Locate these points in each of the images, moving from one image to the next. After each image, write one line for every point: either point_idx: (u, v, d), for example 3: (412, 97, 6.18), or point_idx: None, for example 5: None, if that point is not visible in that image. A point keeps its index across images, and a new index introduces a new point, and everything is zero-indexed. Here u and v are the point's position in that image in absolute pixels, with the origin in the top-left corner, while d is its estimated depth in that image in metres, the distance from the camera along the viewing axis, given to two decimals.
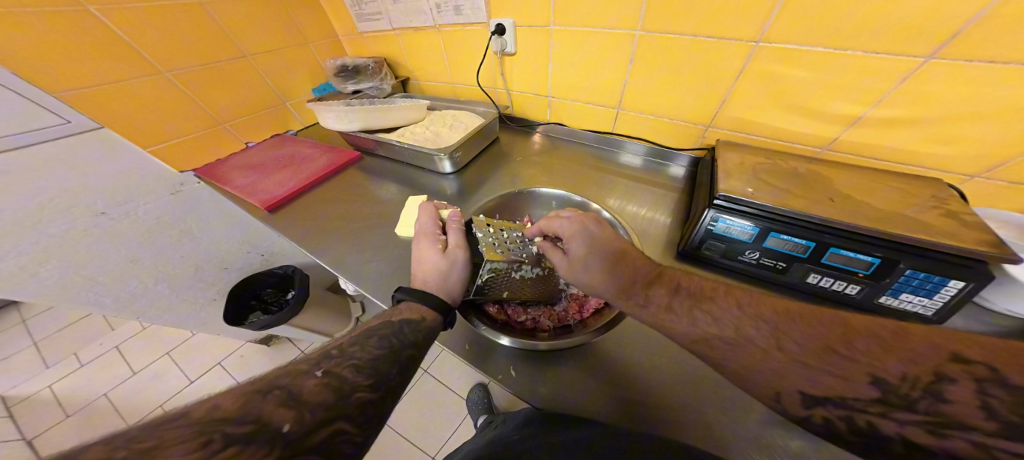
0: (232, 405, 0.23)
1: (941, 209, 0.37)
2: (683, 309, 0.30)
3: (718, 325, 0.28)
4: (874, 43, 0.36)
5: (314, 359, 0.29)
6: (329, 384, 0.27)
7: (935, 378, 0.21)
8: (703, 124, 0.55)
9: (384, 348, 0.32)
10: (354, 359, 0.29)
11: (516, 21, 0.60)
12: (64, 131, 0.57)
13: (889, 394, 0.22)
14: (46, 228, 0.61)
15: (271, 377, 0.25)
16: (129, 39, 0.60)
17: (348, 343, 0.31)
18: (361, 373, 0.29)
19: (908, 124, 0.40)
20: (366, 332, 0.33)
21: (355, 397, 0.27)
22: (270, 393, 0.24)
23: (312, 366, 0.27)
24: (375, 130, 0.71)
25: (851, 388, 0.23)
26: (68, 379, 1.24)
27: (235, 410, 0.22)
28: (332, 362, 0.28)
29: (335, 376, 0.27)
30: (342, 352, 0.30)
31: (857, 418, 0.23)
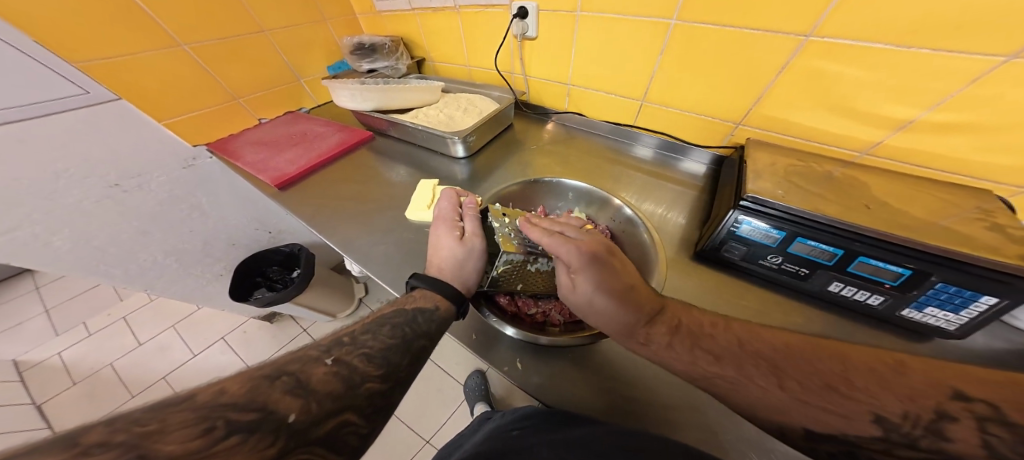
0: (238, 391, 0.22)
1: (986, 222, 0.35)
2: (683, 346, 0.29)
3: (718, 363, 0.28)
4: (935, 41, 0.34)
5: (324, 346, 0.28)
6: (338, 373, 0.26)
7: (934, 416, 0.21)
8: (733, 121, 0.53)
9: (396, 338, 0.32)
10: (365, 348, 0.29)
11: (539, 5, 0.58)
12: (82, 102, 0.56)
13: (890, 433, 0.22)
14: (58, 197, 0.61)
15: (281, 362, 0.25)
16: (150, 12, 0.59)
17: (360, 332, 0.31)
18: (371, 363, 0.28)
19: (958, 130, 0.37)
20: (379, 320, 0.33)
21: (364, 388, 0.26)
22: (279, 379, 0.23)
23: (321, 354, 0.27)
24: (388, 111, 0.69)
25: (852, 427, 0.23)
26: (77, 347, 1.26)
27: (241, 395, 0.21)
28: (342, 349, 0.28)
29: (345, 365, 0.27)
30: (354, 340, 0.29)
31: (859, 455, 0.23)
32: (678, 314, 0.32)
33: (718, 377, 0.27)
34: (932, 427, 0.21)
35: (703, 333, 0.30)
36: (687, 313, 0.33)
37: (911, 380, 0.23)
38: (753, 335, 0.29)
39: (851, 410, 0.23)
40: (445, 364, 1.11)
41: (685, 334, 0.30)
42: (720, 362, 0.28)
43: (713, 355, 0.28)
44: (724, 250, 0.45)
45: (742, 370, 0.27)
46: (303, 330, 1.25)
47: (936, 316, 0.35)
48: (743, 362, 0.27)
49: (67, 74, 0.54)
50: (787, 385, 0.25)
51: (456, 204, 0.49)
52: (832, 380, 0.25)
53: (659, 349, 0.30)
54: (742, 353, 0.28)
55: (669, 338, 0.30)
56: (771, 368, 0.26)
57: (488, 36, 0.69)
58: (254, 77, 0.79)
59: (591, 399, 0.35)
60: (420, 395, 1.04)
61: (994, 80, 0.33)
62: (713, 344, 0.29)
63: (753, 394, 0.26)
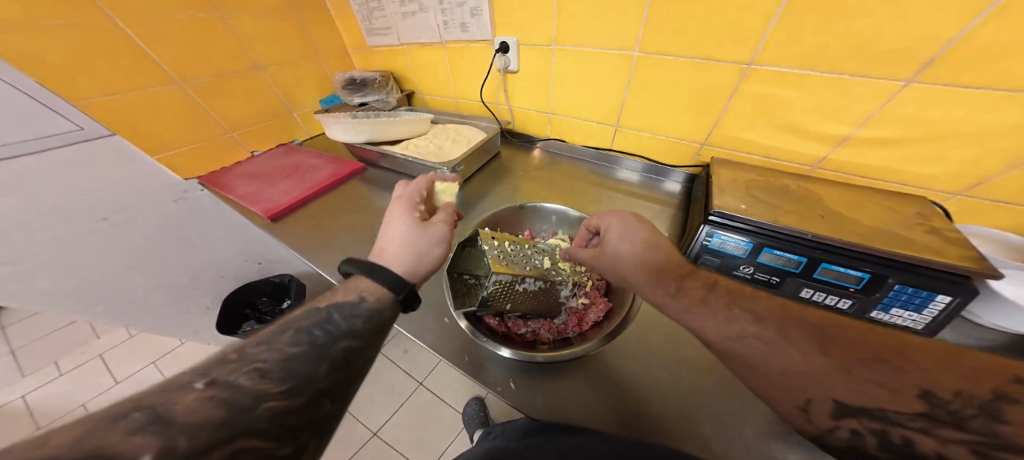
0: (57, 441, 0.17)
1: (925, 226, 0.38)
2: (721, 304, 0.30)
3: (757, 324, 0.28)
4: (857, 67, 0.39)
5: (200, 367, 0.24)
6: (217, 397, 0.22)
7: (993, 397, 0.20)
8: (699, 142, 0.57)
9: (301, 345, 0.28)
10: (257, 362, 0.26)
11: (520, 40, 0.63)
12: (76, 138, 0.58)
13: (936, 410, 0.21)
14: (43, 233, 0.60)
15: (135, 395, 0.21)
16: (150, 50, 0.63)
17: (251, 345, 0.27)
18: (267, 378, 0.25)
19: (891, 144, 0.42)
20: (281, 326, 0.30)
21: (265, 407, 0.23)
22: (123, 418, 0.19)
23: (195, 377, 0.23)
24: (379, 142, 0.72)
25: (894, 401, 0.22)
26: (46, 391, 1.19)
27: (57, 448, 0.17)
28: (223, 369, 0.24)
29: (228, 386, 0.23)
30: (241, 357, 0.26)
31: (893, 433, 0.22)
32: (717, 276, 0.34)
33: (756, 336, 0.27)
34: (989, 407, 0.20)
35: (743, 295, 0.31)
36: (741, 289, 0.32)
37: (969, 367, 0.22)
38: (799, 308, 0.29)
39: (898, 382, 0.23)
40: (441, 391, 1.08)
41: (724, 293, 0.31)
42: (760, 321, 0.28)
43: (753, 315, 0.28)
44: (700, 263, 0.46)
45: (783, 332, 0.27)
46: None
47: (902, 316, 0.38)
48: (784, 326, 0.27)
49: (64, 113, 0.56)
50: (832, 351, 0.25)
51: (421, 187, 0.47)
52: (879, 355, 0.24)
53: (694, 302, 0.31)
54: (786, 320, 0.28)
55: (705, 292, 0.32)
56: (815, 334, 0.26)
57: (473, 69, 0.74)
58: (247, 113, 0.82)
59: (588, 412, 0.36)
60: (415, 426, 1.00)
61: (913, 99, 0.38)
62: (754, 306, 0.29)
63: (788, 358, 0.26)
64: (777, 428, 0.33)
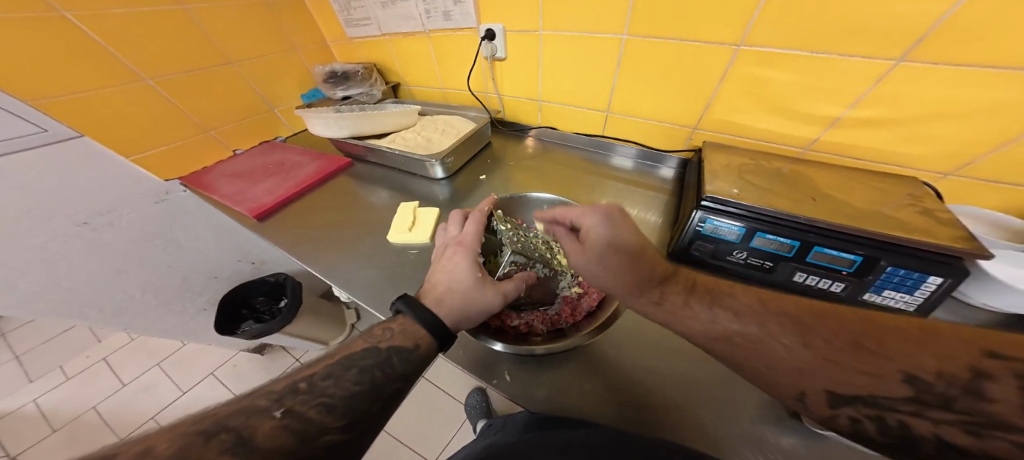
0: (165, 451, 0.22)
1: (917, 207, 0.38)
2: (698, 305, 0.29)
3: (738, 321, 0.27)
4: (847, 48, 0.37)
5: (276, 394, 0.28)
6: (288, 426, 0.26)
7: (972, 376, 0.19)
8: (691, 127, 0.56)
9: (363, 384, 0.31)
10: (324, 396, 0.29)
11: (505, 26, 0.61)
12: (40, 140, 0.55)
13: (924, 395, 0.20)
14: (20, 239, 0.59)
15: (223, 416, 0.25)
16: (109, 45, 0.60)
17: (321, 375, 0.30)
18: (331, 413, 0.28)
19: (885, 125, 0.41)
20: (347, 361, 0.32)
21: (322, 440, 0.26)
22: (216, 438, 0.24)
23: (272, 404, 0.27)
24: (365, 136, 0.70)
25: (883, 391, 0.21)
26: (52, 395, 1.20)
27: (169, 457, 0.22)
28: (296, 399, 0.28)
29: (297, 417, 0.27)
30: (312, 387, 0.29)
31: (888, 417, 0.21)
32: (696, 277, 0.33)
33: (738, 334, 0.26)
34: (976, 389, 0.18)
35: (716, 293, 0.30)
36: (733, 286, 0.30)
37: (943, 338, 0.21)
38: (775, 296, 0.28)
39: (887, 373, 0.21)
40: (444, 383, 1.10)
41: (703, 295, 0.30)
42: (738, 317, 0.27)
43: (731, 313, 0.28)
44: (693, 250, 0.46)
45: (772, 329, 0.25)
46: (295, 359, 1.22)
47: (895, 298, 0.38)
48: (765, 321, 0.26)
49: (24, 114, 0.53)
50: (812, 344, 0.24)
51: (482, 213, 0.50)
52: (860, 337, 0.23)
53: (674, 307, 0.30)
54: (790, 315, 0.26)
55: (683, 297, 0.31)
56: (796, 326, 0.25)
57: (459, 58, 0.72)
58: (223, 109, 0.79)
59: (591, 405, 0.36)
60: (419, 418, 1.02)
61: (899, 79, 0.37)
62: (731, 302, 0.29)
63: (767, 353, 0.25)
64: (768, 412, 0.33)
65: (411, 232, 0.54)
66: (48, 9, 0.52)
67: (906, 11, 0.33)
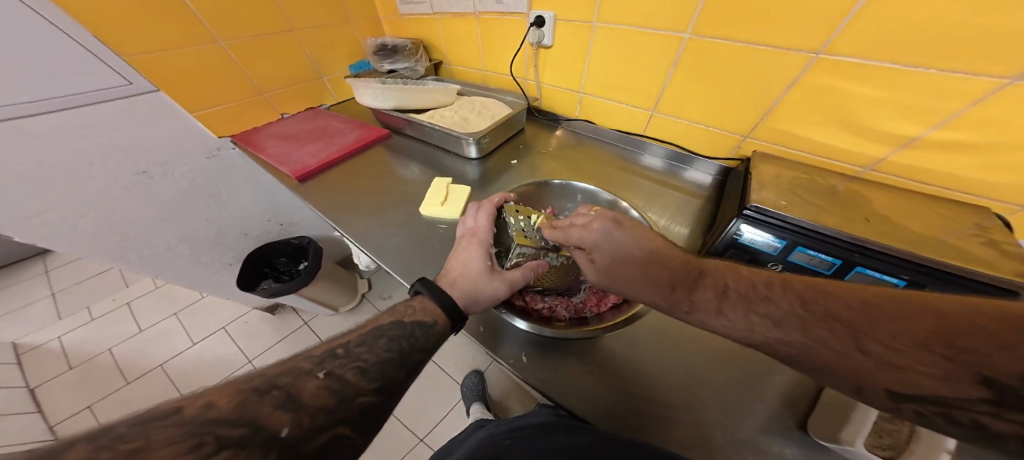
0: (226, 406, 0.22)
1: (981, 237, 0.36)
2: (736, 312, 0.28)
3: (778, 329, 0.25)
4: (951, 63, 0.35)
5: (317, 357, 0.28)
6: (330, 387, 0.27)
7: None
8: (742, 134, 0.54)
9: (392, 351, 0.31)
10: (359, 361, 0.29)
11: (557, 14, 0.60)
12: (124, 92, 0.60)
13: (1003, 397, 0.17)
14: (81, 185, 0.63)
15: (271, 376, 0.26)
16: (196, 8, 0.63)
17: (356, 343, 0.31)
18: (364, 377, 0.29)
19: (967, 147, 0.38)
20: (376, 331, 0.33)
21: (357, 402, 0.27)
22: (268, 394, 0.24)
23: (314, 367, 0.28)
24: (406, 110, 0.72)
25: (949, 389, 0.19)
26: (78, 332, 1.27)
27: (229, 411, 0.22)
28: (335, 363, 0.28)
29: (337, 379, 0.27)
30: (348, 353, 0.30)
31: (960, 416, 0.19)
32: (720, 276, 0.30)
33: (780, 342, 0.25)
34: None
35: (757, 295, 0.28)
36: (735, 272, 0.30)
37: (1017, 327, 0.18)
38: (823, 291, 0.25)
39: (950, 372, 0.19)
40: (444, 364, 1.11)
41: (735, 299, 0.28)
42: (778, 326, 0.25)
43: (771, 320, 0.26)
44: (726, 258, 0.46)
45: (811, 334, 0.24)
46: (305, 322, 1.25)
47: None
48: (808, 324, 0.24)
49: (117, 67, 0.57)
50: (867, 348, 0.22)
51: (489, 209, 0.49)
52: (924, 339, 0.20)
53: (708, 314, 0.29)
54: (816, 321, 0.24)
55: (716, 303, 0.29)
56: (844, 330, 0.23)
57: (506, 43, 0.72)
58: (283, 74, 0.82)
59: (604, 402, 0.36)
60: (418, 395, 1.04)
61: (996, 101, 0.34)
62: (770, 308, 0.26)
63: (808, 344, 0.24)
64: (777, 424, 0.33)
65: (443, 207, 0.55)
66: None
67: (1011, 31, 0.30)
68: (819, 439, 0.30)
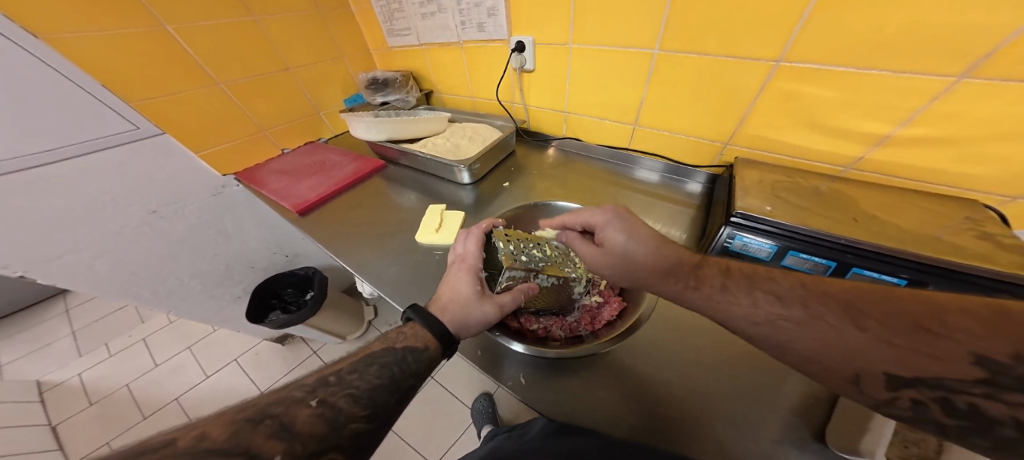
0: (220, 436, 0.23)
1: (975, 231, 0.36)
2: (739, 288, 0.29)
3: (783, 305, 0.26)
4: (905, 61, 0.36)
5: (309, 386, 0.29)
6: (323, 415, 0.28)
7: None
8: (721, 141, 0.55)
9: (383, 378, 0.32)
10: (351, 388, 0.30)
11: (536, 39, 0.63)
12: (132, 136, 0.64)
13: (998, 378, 0.17)
14: (96, 227, 0.67)
15: (265, 404, 0.26)
16: (195, 54, 0.68)
17: (348, 369, 0.32)
18: (357, 403, 0.29)
19: (938, 144, 0.39)
20: (368, 358, 0.33)
21: (349, 429, 0.28)
22: (261, 423, 0.25)
23: (307, 395, 0.29)
24: (400, 141, 0.75)
25: (947, 369, 0.19)
26: (96, 369, 1.30)
27: (224, 440, 0.23)
28: (328, 391, 0.29)
29: (329, 406, 0.28)
30: (340, 380, 0.31)
31: (956, 400, 0.19)
32: (730, 264, 0.32)
33: (784, 318, 0.25)
34: None
35: (761, 277, 0.29)
36: (747, 264, 0.32)
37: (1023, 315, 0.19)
38: (822, 280, 0.27)
39: (942, 352, 0.20)
40: (452, 386, 1.10)
41: (741, 280, 0.30)
42: (784, 303, 0.26)
43: (775, 296, 0.27)
44: None
45: (811, 309, 0.25)
46: (313, 352, 1.26)
47: None
48: (810, 304, 0.25)
49: (125, 113, 0.62)
50: (865, 327, 0.22)
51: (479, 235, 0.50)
52: (920, 321, 0.21)
53: (712, 292, 0.30)
54: (810, 296, 0.25)
55: (721, 279, 0.30)
56: (845, 313, 0.23)
57: (490, 69, 0.75)
58: (280, 110, 0.87)
59: (605, 420, 0.35)
60: (427, 420, 1.02)
61: (956, 95, 0.35)
62: (772, 285, 0.28)
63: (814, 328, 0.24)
64: (795, 435, 0.32)
65: (438, 234, 0.57)
66: (154, 23, 0.61)
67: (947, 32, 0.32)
68: (840, 450, 0.29)
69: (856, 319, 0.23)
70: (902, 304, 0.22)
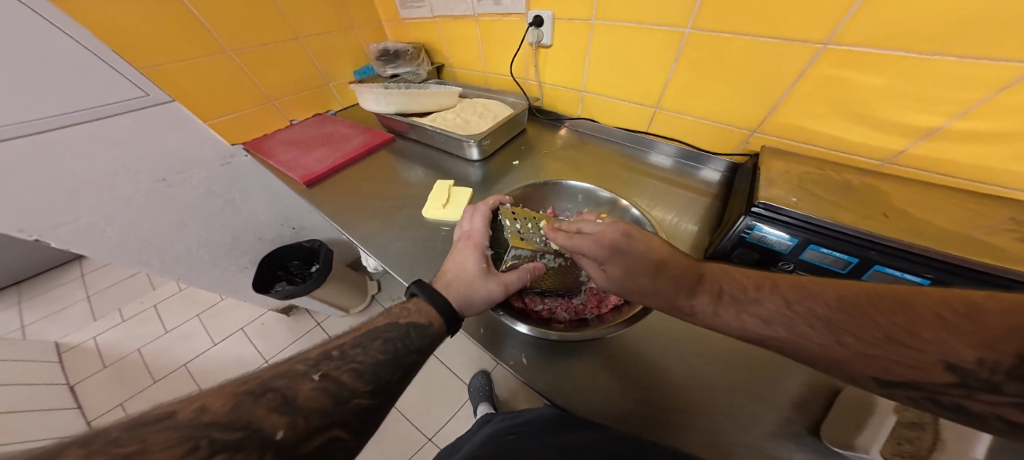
0: (220, 409, 0.23)
1: (1015, 232, 0.33)
2: (728, 312, 0.28)
3: (768, 326, 0.25)
4: (965, 47, 0.33)
5: (312, 360, 0.29)
6: (325, 389, 0.27)
7: (1017, 362, 0.16)
8: (749, 129, 0.52)
9: (387, 353, 0.32)
10: (354, 363, 0.30)
11: (556, 14, 0.60)
12: (141, 104, 0.63)
13: (967, 380, 0.17)
14: (106, 193, 0.67)
15: (266, 378, 0.26)
16: (205, 20, 0.66)
17: (351, 345, 0.31)
18: (360, 378, 0.29)
19: (985, 138, 0.36)
20: (372, 333, 0.33)
21: (353, 403, 0.28)
22: (263, 396, 0.25)
23: (309, 369, 0.28)
24: (409, 114, 0.73)
25: (922, 374, 0.19)
26: (110, 332, 1.35)
27: (223, 414, 0.23)
28: (331, 365, 0.29)
29: (332, 381, 0.28)
30: (343, 355, 0.30)
31: (943, 400, 0.19)
32: (718, 279, 0.30)
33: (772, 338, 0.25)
34: (1020, 371, 0.16)
35: (746, 297, 0.28)
36: (729, 275, 0.30)
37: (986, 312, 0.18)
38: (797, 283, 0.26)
39: (919, 359, 0.19)
40: (451, 363, 1.12)
41: (728, 301, 0.28)
42: (767, 323, 0.25)
43: (761, 319, 0.26)
44: (734, 257, 0.44)
45: (793, 330, 0.24)
46: (317, 323, 1.29)
47: None
48: (790, 320, 0.24)
49: (133, 79, 0.61)
50: (843, 339, 0.22)
51: (485, 214, 0.49)
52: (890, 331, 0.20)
53: (704, 316, 0.29)
54: (790, 312, 0.25)
55: (713, 306, 0.29)
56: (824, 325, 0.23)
57: (505, 44, 0.72)
58: (289, 80, 0.84)
59: (604, 410, 0.35)
60: (425, 394, 1.05)
61: (1020, 88, 0.32)
62: (755, 307, 0.27)
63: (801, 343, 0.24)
64: (788, 428, 0.31)
65: (445, 209, 0.55)
66: None
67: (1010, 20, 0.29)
68: (834, 446, 0.29)
69: (834, 332, 0.22)
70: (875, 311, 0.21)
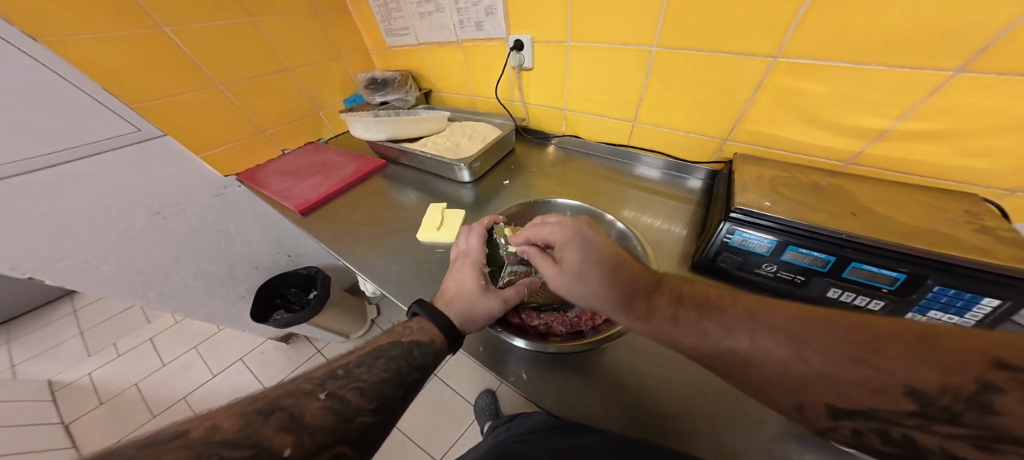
0: (230, 428, 0.24)
1: (974, 224, 0.36)
2: (689, 320, 0.28)
3: (730, 336, 0.26)
4: (903, 53, 0.36)
5: (318, 379, 0.30)
6: (331, 407, 0.28)
7: (976, 388, 0.17)
8: (721, 138, 0.55)
9: (390, 371, 0.33)
10: (359, 381, 0.31)
11: (534, 37, 0.63)
12: (135, 139, 0.65)
13: (927, 409, 0.18)
14: (101, 228, 0.68)
15: (274, 397, 0.27)
16: (194, 56, 0.68)
17: (355, 363, 0.32)
18: (364, 396, 0.30)
19: (935, 138, 0.39)
20: (375, 352, 0.34)
21: (358, 421, 0.29)
22: (272, 415, 0.26)
23: (315, 387, 0.29)
24: (399, 140, 0.75)
25: (885, 403, 0.20)
26: (105, 368, 1.33)
27: (233, 431, 0.24)
28: (336, 383, 0.30)
29: (338, 399, 0.29)
30: (348, 373, 0.31)
31: (892, 430, 0.20)
32: (679, 284, 0.32)
33: (732, 350, 0.25)
34: (977, 400, 0.17)
35: (709, 306, 0.28)
36: (691, 283, 0.32)
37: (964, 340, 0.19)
38: (771, 305, 0.26)
39: (881, 382, 0.20)
40: (454, 383, 1.12)
41: (690, 307, 0.29)
42: (728, 333, 0.26)
43: (723, 328, 0.26)
44: (720, 262, 0.46)
45: (756, 342, 0.24)
46: (318, 350, 1.28)
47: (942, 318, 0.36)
48: (755, 331, 0.25)
49: (125, 116, 0.63)
50: (806, 358, 0.22)
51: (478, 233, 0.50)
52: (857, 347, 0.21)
53: (664, 322, 0.29)
54: (756, 325, 0.25)
55: (672, 311, 0.30)
56: (789, 341, 0.23)
57: (488, 68, 0.75)
58: (279, 111, 0.87)
59: (603, 415, 0.36)
60: (430, 416, 1.04)
61: (951, 90, 0.35)
62: (720, 314, 0.27)
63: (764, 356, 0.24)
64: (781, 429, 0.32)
65: (439, 232, 0.57)
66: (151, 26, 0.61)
67: (939, 27, 0.33)
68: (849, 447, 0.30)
69: (799, 348, 0.23)
70: (840, 336, 0.22)
